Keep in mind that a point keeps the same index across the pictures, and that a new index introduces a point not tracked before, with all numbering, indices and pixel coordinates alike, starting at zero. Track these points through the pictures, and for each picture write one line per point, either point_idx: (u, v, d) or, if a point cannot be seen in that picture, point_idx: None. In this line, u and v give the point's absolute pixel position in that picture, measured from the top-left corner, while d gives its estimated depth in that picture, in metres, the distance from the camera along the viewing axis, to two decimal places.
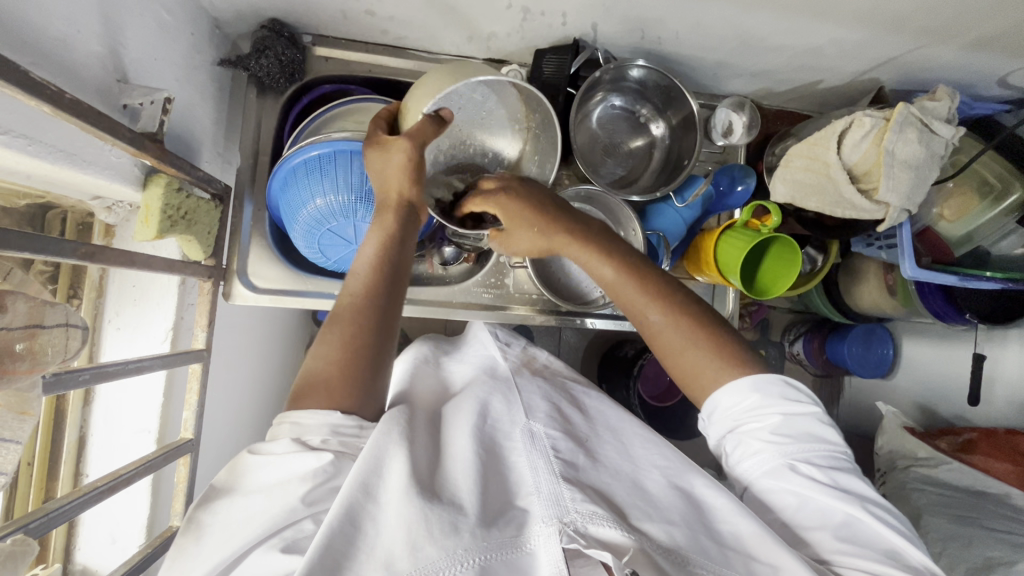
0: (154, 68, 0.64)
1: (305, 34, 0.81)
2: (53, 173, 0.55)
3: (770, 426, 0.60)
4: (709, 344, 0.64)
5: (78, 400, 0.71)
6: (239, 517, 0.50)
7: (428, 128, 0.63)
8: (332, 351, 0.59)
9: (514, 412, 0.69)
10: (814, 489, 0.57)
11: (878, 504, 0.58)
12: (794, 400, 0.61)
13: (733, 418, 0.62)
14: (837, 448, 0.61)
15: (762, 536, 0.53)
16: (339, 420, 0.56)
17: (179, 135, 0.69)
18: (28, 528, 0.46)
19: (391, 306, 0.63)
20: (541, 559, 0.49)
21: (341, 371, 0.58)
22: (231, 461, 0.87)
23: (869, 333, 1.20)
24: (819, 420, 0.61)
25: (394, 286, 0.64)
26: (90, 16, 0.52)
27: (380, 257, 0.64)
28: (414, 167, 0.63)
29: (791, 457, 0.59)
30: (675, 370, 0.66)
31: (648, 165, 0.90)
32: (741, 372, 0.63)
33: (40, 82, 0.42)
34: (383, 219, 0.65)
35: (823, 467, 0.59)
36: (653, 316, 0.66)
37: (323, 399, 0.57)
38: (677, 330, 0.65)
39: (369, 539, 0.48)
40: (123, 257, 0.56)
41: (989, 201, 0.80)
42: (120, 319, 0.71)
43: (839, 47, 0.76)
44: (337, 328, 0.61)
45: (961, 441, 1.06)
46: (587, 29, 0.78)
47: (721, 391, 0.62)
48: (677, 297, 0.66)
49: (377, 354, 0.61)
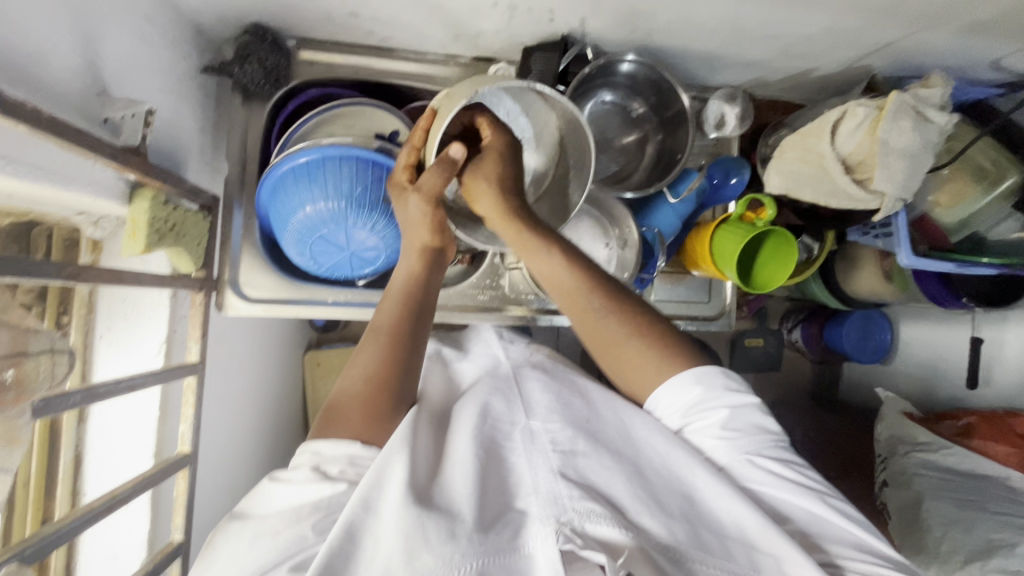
0: (135, 78, 0.62)
1: (289, 37, 0.79)
2: (34, 192, 0.54)
3: (718, 423, 0.61)
4: (648, 341, 0.64)
5: (72, 420, 0.68)
6: (254, 540, 0.51)
7: (440, 180, 0.67)
8: (355, 387, 0.62)
9: (517, 412, 0.67)
10: (770, 484, 0.58)
11: (832, 495, 0.59)
12: (735, 394, 0.62)
13: (680, 418, 0.62)
14: (777, 436, 0.62)
15: (760, 524, 0.54)
16: (358, 450, 0.58)
17: (164, 147, 0.68)
18: (23, 556, 0.45)
19: (416, 340, 0.66)
20: (538, 562, 0.49)
21: (364, 408, 0.61)
22: (232, 471, 0.87)
23: (868, 319, 1.20)
24: (760, 411, 0.62)
25: (421, 321, 0.68)
26: (64, 31, 0.51)
27: (410, 293, 0.68)
28: (433, 219, 0.68)
29: (745, 452, 0.60)
30: (621, 370, 0.65)
31: (642, 161, 0.89)
32: (681, 368, 0.63)
33: (16, 102, 0.41)
34: (412, 260, 0.70)
35: (774, 458, 0.60)
36: (592, 303, 0.65)
37: (347, 430, 0.59)
38: (619, 321, 0.64)
39: (366, 554, 0.49)
40: (112, 275, 0.55)
41: (983, 187, 0.79)
42: (111, 334, 0.69)
43: (830, 35, 0.75)
44: (362, 364, 0.64)
45: (961, 426, 1.06)
46: (576, 24, 0.76)
47: (664, 387, 0.63)
48: (623, 297, 0.66)
49: (394, 399, 0.63)
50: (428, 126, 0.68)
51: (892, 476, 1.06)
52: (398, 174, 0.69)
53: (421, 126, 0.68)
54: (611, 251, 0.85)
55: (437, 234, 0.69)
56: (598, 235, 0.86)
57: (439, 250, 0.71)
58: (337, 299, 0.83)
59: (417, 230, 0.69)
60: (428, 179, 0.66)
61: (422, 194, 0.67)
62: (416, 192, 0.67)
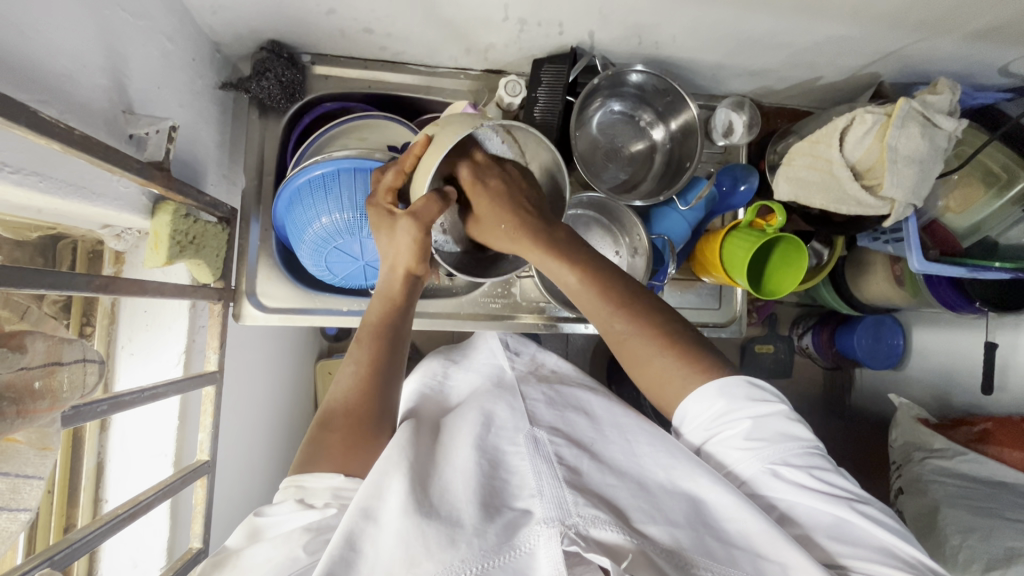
0: (157, 96, 0.64)
1: (304, 53, 0.82)
2: (64, 207, 0.56)
3: (742, 432, 0.60)
4: (673, 351, 0.65)
5: (94, 427, 0.71)
6: (250, 564, 0.50)
7: (433, 209, 0.65)
8: (334, 419, 0.63)
9: (517, 418, 0.69)
10: (799, 492, 0.57)
11: (861, 501, 0.57)
12: (759, 400, 0.61)
13: (704, 428, 0.63)
14: (812, 444, 0.61)
15: (768, 531, 0.53)
16: (342, 483, 0.58)
17: (185, 160, 0.70)
18: (52, 561, 0.47)
19: (393, 371, 0.68)
20: (540, 560, 0.49)
21: (344, 440, 0.61)
22: (248, 481, 0.88)
23: (879, 324, 1.20)
24: (787, 417, 0.61)
25: (397, 353, 0.69)
26: (94, 52, 0.53)
27: (384, 326, 0.69)
28: (421, 246, 0.67)
29: (772, 461, 0.59)
30: (647, 379, 0.67)
31: (651, 169, 0.90)
32: (708, 378, 0.64)
33: (51, 121, 0.43)
34: (393, 288, 0.70)
35: (803, 467, 0.58)
36: (619, 326, 0.68)
37: (330, 462, 0.60)
38: (649, 340, 0.66)
39: (366, 561, 0.49)
40: (135, 287, 0.56)
41: (994, 191, 0.79)
42: (132, 344, 0.71)
43: (837, 43, 0.76)
44: (342, 395, 0.65)
45: (976, 432, 1.03)
46: (585, 36, 0.78)
47: (688, 399, 0.64)
48: (654, 314, 0.68)
49: (375, 427, 0.64)
50: (420, 154, 0.66)
51: (908, 484, 1.05)
52: (382, 196, 0.68)
53: (414, 152, 0.66)
54: (621, 259, 0.88)
55: (420, 261, 0.69)
56: (609, 243, 0.88)
57: (418, 278, 0.72)
58: (351, 308, 0.84)
59: (398, 259, 0.69)
60: (425, 208, 0.64)
61: (416, 220, 0.65)
62: (406, 216, 0.65)
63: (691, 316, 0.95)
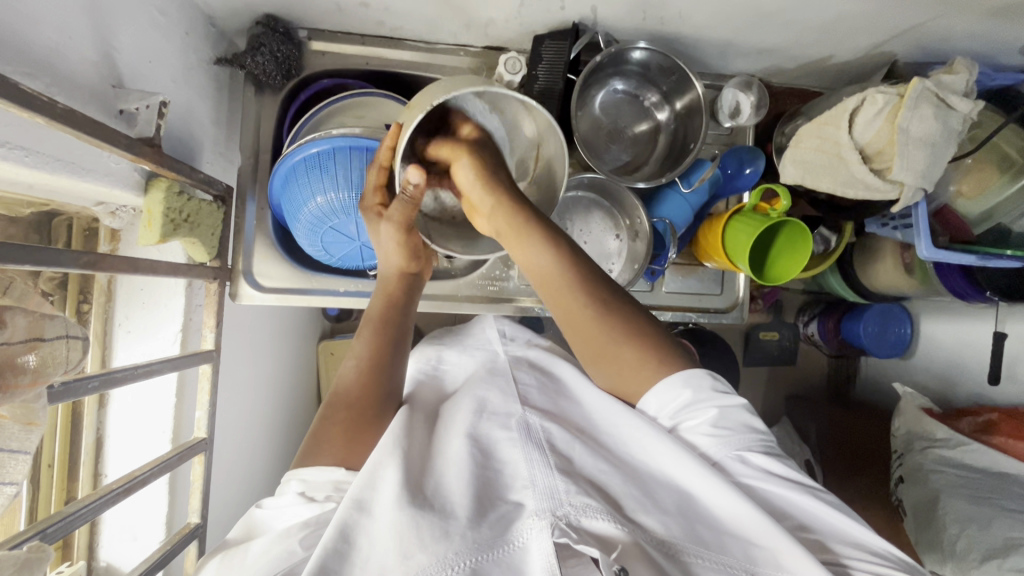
0: (148, 70, 0.63)
1: (300, 28, 0.80)
2: (55, 183, 0.55)
3: (707, 421, 0.60)
4: (637, 342, 0.63)
5: (93, 404, 0.72)
6: (248, 558, 0.51)
7: (409, 208, 0.68)
8: (336, 409, 0.63)
9: (510, 402, 0.68)
10: (772, 484, 0.56)
11: (823, 489, 0.58)
12: (723, 392, 0.61)
13: (668, 417, 0.61)
14: (765, 435, 0.61)
15: (758, 520, 0.52)
16: (343, 476, 0.58)
17: (178, 137, 0.69)
18: (44, 534, 0.47)
19: (396, 359, 0.68)
20: (532, 554, 0.49)
21: (345, 433, 0.61)
22: (248, 458, 0.89)
23: (886, 313, 1.18)
24: (747, 409, 0.60)
25: (399, 343, 0.69)
26: (79, 25, 0.52)
27: (384, 320, 0.69)
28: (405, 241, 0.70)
29: (737, 450, 0.58)
30: (612, 370, 0.65)
31: (654, 150, 0.88)
32: (670, 371, 0.63)
33: (33, 93, 0.42)
34: (389, 285, 0.72)
35: (769, 456, 0.58)
36: (588, 309, 0.65)
37: (330, 455, 0.59)
38: (607, 323, 0.64)
39: (359, 554, 0.49)
40: (126, 264, 0.56)
41: (1008, 177, 0.76)
42: (129, 322, 0.72)
43: (850, 20, 0.73)
44: (345, 385, 0.65)
45: (981, 422, 1.01)
46: (587, 12, 0.75)
47: (651, 392, 0.62)
48: (612, 297, 0.65)
49: (378, 415, 0.64)
50: (394, 145, 0.66)
51: (909, 472, 1.04)
52: (370, 196, 0.70)
53: (387, 144, 0.66)
54: (622, 243, 0.87)
55: (414, 257, 0.72)
56: (610, 225, 0.87)
57: (415, 276, 0.74)
58: (348, 289, 0.84)
59: (391, 259, 0.72)
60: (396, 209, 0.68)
61: (394, 221, 0.69)
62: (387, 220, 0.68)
63: (691, 302, 0.94)
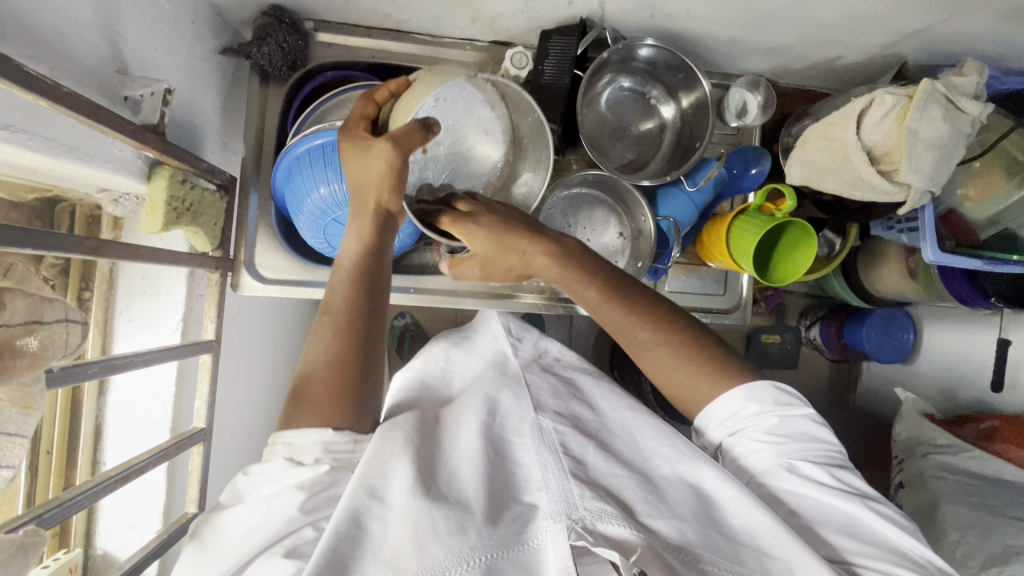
0: (154, 57, 0.63)
1: (306, 19, 0.80)
2: (58, 168, 0.55)
3: (764, 428, 0.60)
4: (697, 360, 0.64)
5: (92, 391, 0.72)
6: (245, 529, 0.50)
7: (414, 139, 0.60)
8: (318, 370, 0.56)
9: (523, 407, 0.68)
10: (817, 491, 0.57)
11: (875, 498, 0.57)
12: (784, 403, 0.61)
13: (728, 425, 0.62)
14: (832, 447, 0.61)
15: (778, 532, 0.52)
16: (331, 437, 0.53)
17: (182, 125, 0.69)
18: (40, 519, 0.47)
19: (376, 311, 0.61)
20: (547, 556, 0.49)
21: (330, 393, 0.55)
22: (246, 450, 0.89)
23: (891, 318, 1.16)
24: (813, 420, 0.61)
25: (379, 291, 0.62)
26: (86, 9, 0.52)
27: (363, 268, 0.62)
28: (397, 172, 0.61)
29: (789, 458, 0.59)
30: (670, 389, 0.66)
31: (660, 149, 0.87)
32: (732, 384, 0.63)
33: (37, 75, 0.42)
34: (363, 223, 0.63)
35: (821, 465, 0.59)
36: (643, 334, 0.65)
37: (313, 416, 0.54)
38: (665, 343, 0.65)
39: (371, 540, 0.48)
40: (128, 251, 0.56)
41: (1017, 181, 0.75)
42: (131, 310, 0.72)
43: (860, 19, 0.72)
44: (321, 344, 0.58)
45: (984, 429, 1.00)
46: (595, 7, 0.75)
47: (715, 403, 0.63)
48: (663, 314, 0.66)
49: (362, 374, 0.58)
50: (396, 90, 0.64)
51: (910, 478, 1.03)
52: (353, 127, 0.63)
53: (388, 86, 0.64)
54: (624, 241, 0.86)
55: (396, 191, 0.63)
56: (613, 223, 0.86)
57: (394, 214, 0.65)
58: None
59: (370, 192, 0.62)
60: (404, 137, 0.59)
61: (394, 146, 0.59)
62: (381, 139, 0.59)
63: (694, 302, 0.93)
